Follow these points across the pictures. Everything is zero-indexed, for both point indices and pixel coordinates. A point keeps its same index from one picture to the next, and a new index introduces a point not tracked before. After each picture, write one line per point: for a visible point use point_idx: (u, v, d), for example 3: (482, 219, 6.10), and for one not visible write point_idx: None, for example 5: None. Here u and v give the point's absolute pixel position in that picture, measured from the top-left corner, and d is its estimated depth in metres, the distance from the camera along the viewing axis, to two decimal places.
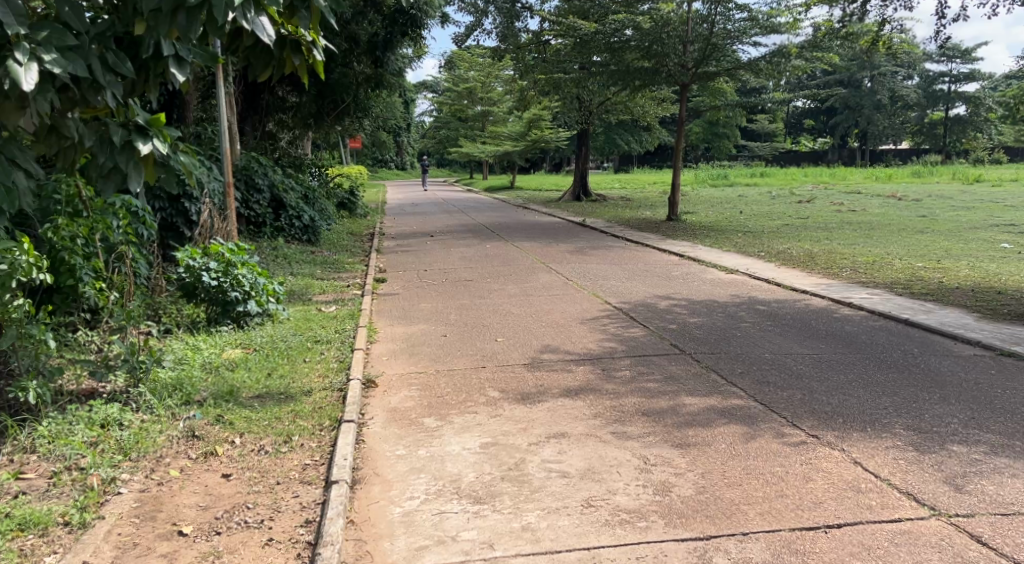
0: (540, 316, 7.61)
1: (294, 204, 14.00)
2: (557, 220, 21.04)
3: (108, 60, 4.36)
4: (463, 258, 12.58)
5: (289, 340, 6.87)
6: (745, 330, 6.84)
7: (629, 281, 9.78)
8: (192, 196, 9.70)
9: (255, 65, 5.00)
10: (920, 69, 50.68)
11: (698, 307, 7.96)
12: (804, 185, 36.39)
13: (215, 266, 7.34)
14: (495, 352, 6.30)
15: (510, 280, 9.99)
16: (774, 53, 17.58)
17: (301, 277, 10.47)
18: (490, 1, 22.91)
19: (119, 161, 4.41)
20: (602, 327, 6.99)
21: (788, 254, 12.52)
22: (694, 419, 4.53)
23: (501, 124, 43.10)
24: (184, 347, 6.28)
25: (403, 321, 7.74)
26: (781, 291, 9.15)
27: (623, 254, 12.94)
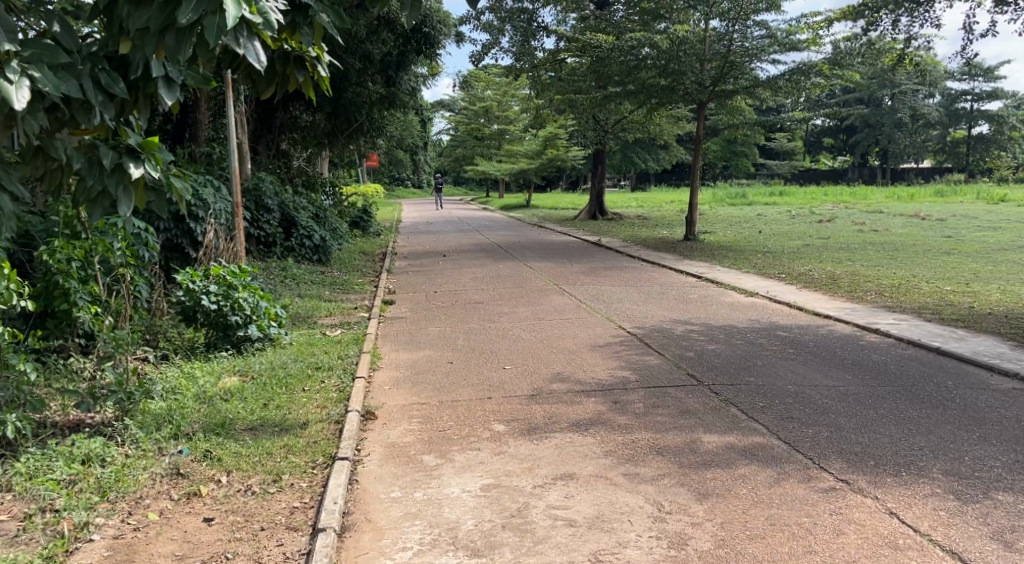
0: (550, 342, 7.32)
1: (305, 224, 13.81)
2: (573, 239, 20.77)
3: (102, 81, 4.20)
4: (475, 279, 12.32)
5: (290, 366, 6.63)
6: (765, 358, 6.51)
7: (644, 304, 9.47)
8: (198, 216, 9.48)
9: (258, 85, 4.83)
10: (942, 88, 50.10)
11: (716, 333, 7.64)
12: (824, 204, 35.93)
13: (215, 290, 7.12)
14: (502, 380, 6.02)
15: (521, 303, 9.72)
16: (794, 71, 17.31)
17: (308, 299, 10.26)
18: (507, 19, 22.84)
19: (108, 185, 4.25)
20: (616, 354, 6.69)
21: (809, 276, 12.17)
22: (713, 459, 4.22)
23: (518, 142, 43.00)
24: (178, 376, 6.07)
25: (409, 347, 7.47)
26: (803, 315, 8.81)
27: (639, 276, 12.64)
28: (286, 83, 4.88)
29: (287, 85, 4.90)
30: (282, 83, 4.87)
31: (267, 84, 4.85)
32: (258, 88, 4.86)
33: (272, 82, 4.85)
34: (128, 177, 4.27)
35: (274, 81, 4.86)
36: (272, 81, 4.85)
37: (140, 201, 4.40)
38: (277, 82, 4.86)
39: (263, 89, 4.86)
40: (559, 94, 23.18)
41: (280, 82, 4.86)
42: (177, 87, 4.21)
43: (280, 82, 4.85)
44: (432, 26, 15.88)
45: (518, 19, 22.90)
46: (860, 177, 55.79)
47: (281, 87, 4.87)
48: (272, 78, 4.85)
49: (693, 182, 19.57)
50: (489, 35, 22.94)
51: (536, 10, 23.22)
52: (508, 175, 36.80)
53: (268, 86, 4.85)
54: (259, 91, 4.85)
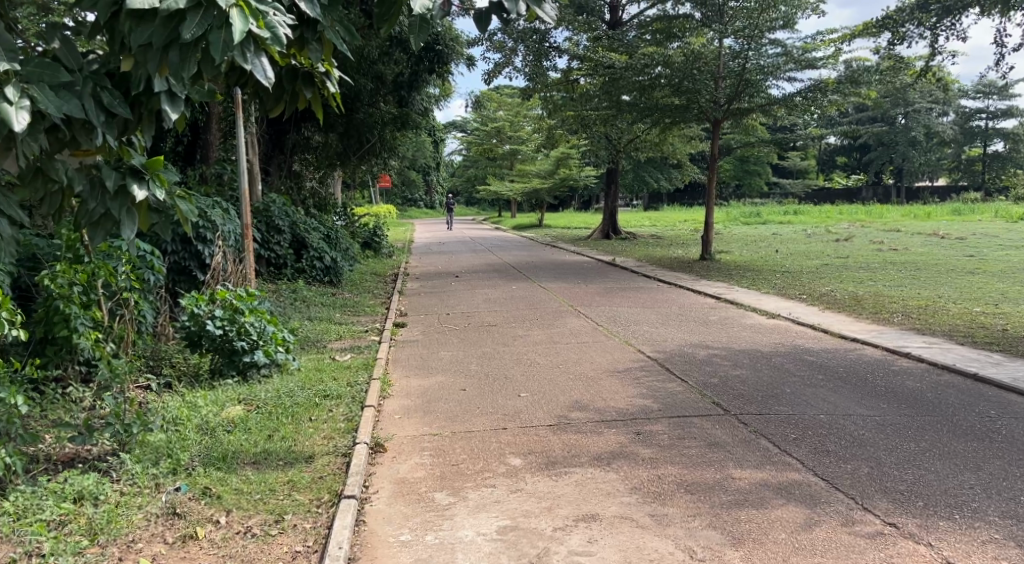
0: (568, 367, 7.05)
1: (316, 245, 13.58)
2: (587, 259, 20.51)
3: (103, 99, 3.93)
4: (487, 301, 12.05)
5: (296, 394, 6.36)
6: (794, 385, 6.21)
7: (663, 327, 9.18)
8: (206, 238, 9.28)
9: (268, 102, 4.59)
10: (957, 106, 49.73)
11: (740, 358, 7.33)
12: (840, 224, 35.54)
13: (221, 314, 6.92)
14: (518, 409, 5.75)
15: (536, 325, 9.45)
16: (811, 89, 17.07)
17: (318, 322, 10.03)
18: (519, 39, 22.79)
19: (111, 209, 4.00)
20: (637, 381, 6.40)
21: (831, 297, 11.85)
22: (746, 497, 3.93)
23: (530, 162, 42.93)
24: (180, 406, 5.83)
25: (420, 373, 7.21)
26: (828, 338, 8.49)
27: (656, 297, 12.35)
28: (295, 99, 4.66)
29: (296, 102, 4.68)
30: (291, 100, 4.65)
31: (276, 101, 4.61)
32: (267, 107, 4.62)
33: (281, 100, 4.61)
34: (131, 199, 4.01)
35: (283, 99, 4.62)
36: (281, 98, 4.61)
37: (144, 223, 4.14)
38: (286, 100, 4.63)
39: (272, 107, 4.62)
40: (572, 113, 23.05)
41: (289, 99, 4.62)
42: (181, 100, 3.97)
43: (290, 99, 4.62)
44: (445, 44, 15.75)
45: (530, 40, 22.84)
46: (875, 196, 55.34)
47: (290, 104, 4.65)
48: (281, 94, 4.61)
49: (709, 201, 19.28)
50: (501, 55, 22.88)
51: (549, 30, 23.16)
52: (521, 195, 36.67)
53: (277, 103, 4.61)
54: (268, 110, 4.62)
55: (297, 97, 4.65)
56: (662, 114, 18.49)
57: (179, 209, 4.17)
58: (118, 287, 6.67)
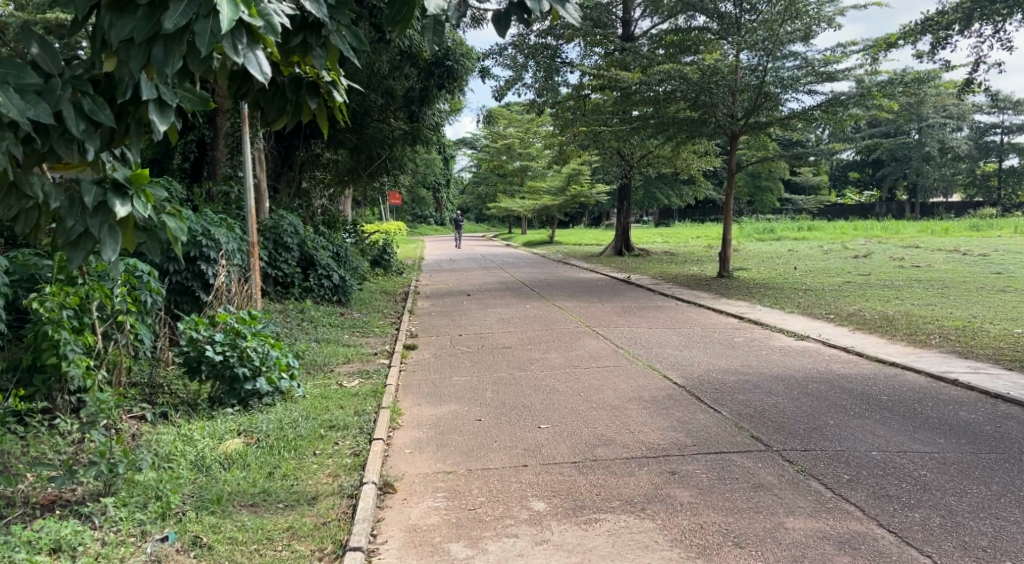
0: (589, 395, 6.60)
1: (324, 263, 13.17)
2: (600, 276, 20.06)
3: (84, 107, 3.52)
4: (501, 321, 11.61)
5: (300, 426, 5.92)
6: (837, 415, 5.75)
7: (688, 350, 8.72)
8: (209, 257, 8.87)
9: (268, 114, 4.19)
10: (971, 121, 49.29)
11: (774, 385, 6.88)
12: (856, 240, 35.00)
13: (221, 338, 6.49)
14: (539, 442, 5.31)
15: (553, 348, 9.01)
16: (833, 102, 16.57)
17: (324, 344, 9.62)
18: (530, 55, 22.44)
19: (89, 226, 3.56)
20: (666, 411, 5.95)
21: (860, 317, 11.36)
22: (803, 553, 3.53)
23: (540, 178, 42.61)
24: (173, 438, 5.42)
25: (433, 401, 6.73)
26: (864, 362, 8.02)
27: (675, 317, 11.88)
28: (301, 113, 4.23)
29: (301, 115, 4.25)
30: (295, 114, 4.23)
31: (279, 113, 4.20)
32: (270, 119, 4.21)
33: (285, 112, 4.20)
34: (113, 216, 3.58)
35: (286, 113, 4.21)
36: (284, 110, 4.20)
37: (128, 242, 3.71)
38: (290, 111, 4.20)
39: (276, 120, 4.22)
40: (583, 128, 22.68)
41: (292, 111, 4.20)
42: (171, 110, 3.56)
43: (293, 112, 4.19)
44: (456, 59, 15.20)
45: (541, 55, 22.45)
46: (889, 212, 54.79)
47: (294, 118, 4.23)
48: (283, 105, 4.19)
49: (727, 217, 18.77)
50: (512, 71, 22.54)
51: (559, 45, 22.84)
52: (531, 212, 36.29)
53: (280, 116, 4.21)
54: (269, 122, 4.21)
55: (302, 109, 4.22)
56: (677, 129, 18.07)
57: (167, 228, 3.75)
58: (114, 310, 6.27)
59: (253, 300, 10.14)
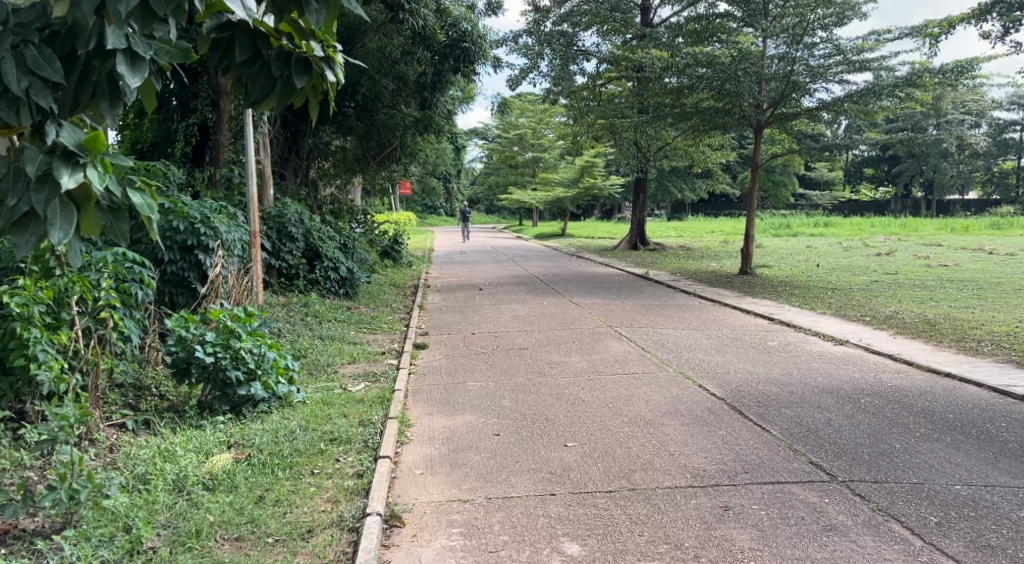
0: (618, 408, 5.93)
1: (331, 254, 12.53)
2: (616, 272, 19.31)
3: (28, 57, 2.65)
4: (516, 319, 10.96)
5: (298, 438, 5.30)
6: (903, 437, 5.09)
7: (720, 356, 8.04)
8: (206, 247, 8.23)
9: (250, 93, 3.48)
10: (991, 118, 48.41)
11: (822, 397, 6.23)
12: (874, 236, 34.17)
13: (213, 338, 5.83)
14: (568, 466, 4.69)
15: (575, 350, 8.36)
16: (863, 92, 15.76)
17: (329, 341, 9.00)
18: (545, 42, 21.70)
19: (30, 203, 2.58)
20: (708, 429, 5.31)
21: (899, 320, 10.63)
22: None
23: (553, 170, 41.84)
24: (154, 453, 4.79)
25: (445, 411, 6.09)
26: (915, 372, 7.33)
27: (700, 317, 11.20)
28: (291, 96, 3.51)
29: (290, 99, 3.53)
30: (283, 97, 3.49)
31: (263, 93, 3.48)
32: (254, 100, 3.50)
33: (270, 92, 3.48)
34: (62, 190, 2.61)
35: (272, 94, 3.49)
36: (270, 91, 3.49)
37: (90, 228, 2.72)
38: (277, 92, 3.48)
39: (260, 100, 3.50)
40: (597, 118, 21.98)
41: (279, 91, 3.47)
42: (145, 64, 2.78)
43: (281, 92, 3.47)
44: (473, 40, 14.29)
45: (557, 43, 21.76)
46: (905, 209, 53.88)
47: (280, 102, 3.49)
48: (269, 84, 3.49)
49: (749, 211, 18.00)
50: (526, 58, 21.81)
51: (576, 33, 22.16)
52: (543, 204, 35.58)
53: (264, 97, 3.48)
54: (252, 103, 3.50)
55: (291, 91, 3.50)
56: (699, 119, 17.30)
57: (135, 204, 2.74)
58: (94, 305, 5.63)
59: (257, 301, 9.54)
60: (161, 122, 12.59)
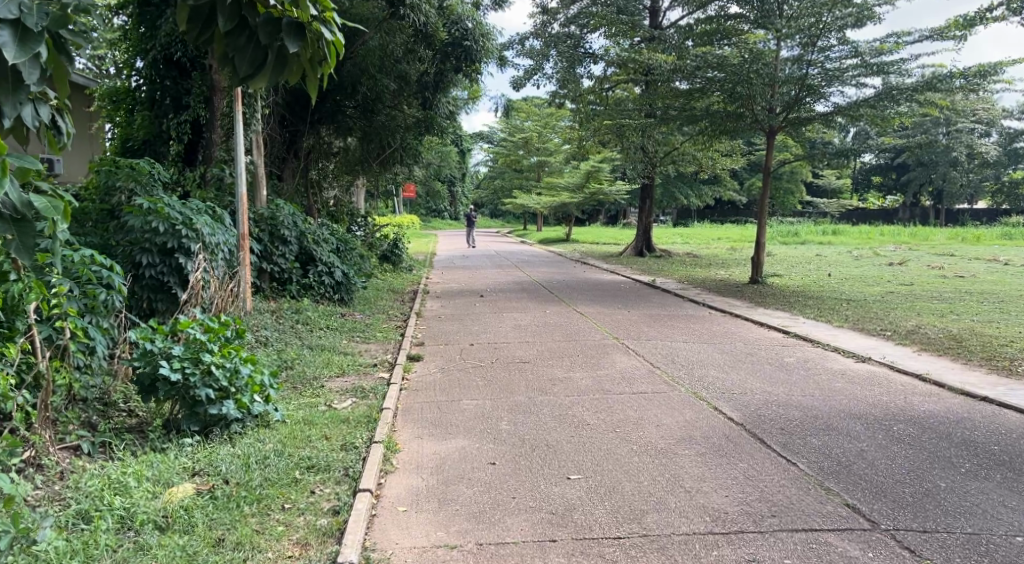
0: (627, 433, 5.39)
1: (325, 258, 12.03)
2: (622, 279, 18.74)
3: None
4: (516, 329, 10.39)
5: (271, 463, 4.77)
6: (948, 474, 4.55)
7: (735, 374, 7.48)
8: (187, 249, 7.72)
9: (240, 66, 3.39)
10: (1000, 126, 47.86)
11: (850, 423, 5.68)
12: (884, 245, 33.55)
13: (181, 352, 5.31)
14: (571, 504, 4.18)
15: (579, 365, 7.82)
16: (881, 97, 15.11)
17: (318, 352, 8.48)
18: (551, 44, 21.26)
19: None
20: (728, 460, 4.77)
21: (922, 335, 10.08)
22: None
23: (558, 174, 41.24)
24: (101, 481, 4.27)
25: (436, 433, 5.55)
26: (947, 396, 6.77)
27: (711, 328, 10.64)
28: (284, 67, 3.43)
29: (284, 72, 3.44)
30: (277, 70, 3.42)
31: (254, 66, 3.41)
32: (244, 75, 3.42)
33: (261, 64, 3.41)
34: None
35: (264, 68, 3.42)
36: (262, 63, 3.42)
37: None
38: (269, 63, 3.40)
39: (251, 74, 3.42)
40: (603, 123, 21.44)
41: (272, 62, 3.40)
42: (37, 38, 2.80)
43: (274, 64, 3.40)
44: (475, 40, 14.26)
45: (564, 45, 21.35)
46: (912, 217, 53.32)
47: (274, 75, 3.42)
48: (259, 56, 3.41)
49: (760, 218, 17.41)
50: (532, 61, 21.33)
51: (583, 35, 21.66)
52: (548, 209, 35.02)
53: (256, 70, 3.41)
54: (242, 77, 3.41)
55: (284, 62, 3.42)
56: (709, 123, 16.70)
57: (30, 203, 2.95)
58: (50, 314, 5.11)
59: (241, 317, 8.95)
60: (153, 119, 11.89)
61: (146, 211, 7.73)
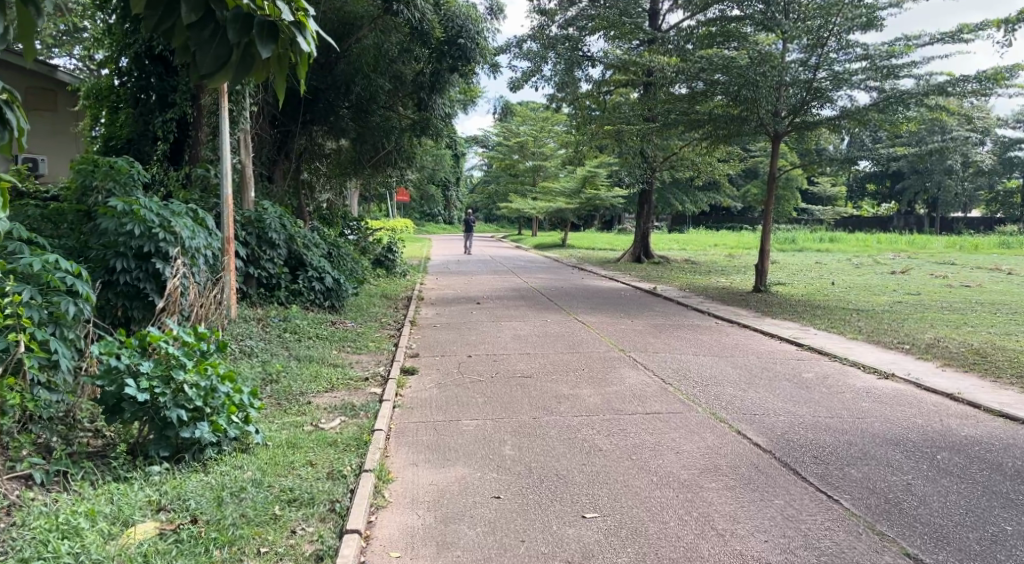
0: (644, 462, 4.86)
1: (316, 263, 11.50)
2: (622, 287, 18.19)
3: None
4: (516, 339, 9.86)
5: (249, 496, 4.25)
6: (1011, 515, 4.09)
7: (754, 392, 6.94)
8: (165, 254, 7.18)
9: (202, 64, 3.11)
10: (996, 135, 47.57)
11: (889, 450, 5.19)
12: (883, 253, 33.15)
13: (150, 370, 4.73)
14: (589, 551, 3.72)
15: (585, 381, 7.29)
16: (891, 100, 14.39)
17: (305, 364, 7.93)
18: (550, 45, 20.70)
19: None
20: (761, 495, 4.29)
21: (943, 349, 9.59)
22: None
23: (553, 179, 40.67)
24: (49, 517, 3.73)
25: (435, 460, 5.02)
26: (984, 418, 6.26)
27: (721, 340, 10.14)
28: (250, 65, 3.18)
29: (249, 70, 3.18)
30: (241, 68, 3.17)
31: (217, 64, 3.13)
32: (205, 71, 3.13)
33: (224, 63, 3.14)
34: None
35: (227, 65, 3.15)
36: (225, 61, 3.15)
37: None
38: (234, 62, 3.14)
39: (213, 73, 3.14)
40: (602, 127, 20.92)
41: (237, 61, 3.14)
42: None
43: (239, 64, 3.14)
44: (470, 37, 13.74)
45: (562, 46, 20.73)
46: (907, 224, 52.95)
47: (238, 74, 3.16)
48: (222, 52, 3.13)
49: (765, 225, 16.88)
50: (529, 63, 20.81)
51: (581, 37, 20.93)
52: (543, 214, 34.41)
53: (218, 68, 3.14)
54: (202, 75, 3.13)
55: (250, 60, 3.16)
56: (713, 127, 16.14)
57: None
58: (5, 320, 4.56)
59: (221, 328, 8.31)
60: (138, 117, 11.23)
61: (119, 212, 7.12)
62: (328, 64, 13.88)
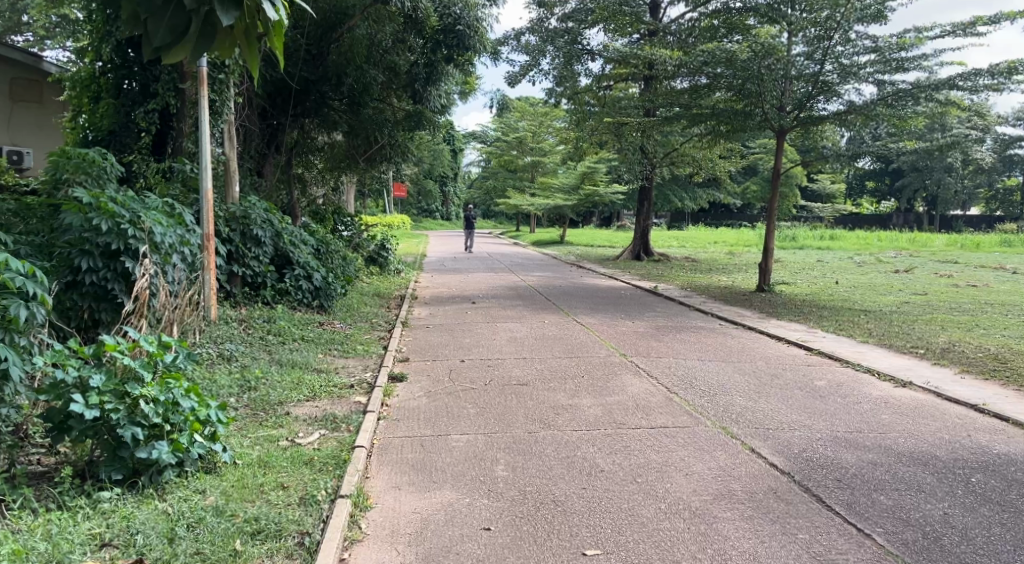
0: (651, 486, 4.38)
1: (302, 261, 11.00)
2: (622, 285, 17.64)
3: None
4: (512, 343, 9.38)
5: (206, 527, 3.78)
6: None
7: (766, 403, 6.48)
8: (134, 251, 6.71)
9: (156, 34, 3.24)
10: (997, 132, 47.01)
11: (918, 472, 4.72)
12: (885, 251, 32.65)
13: (100, 383, 4.26)
14: None
15: (585, 389, 6.81)
16: (899, 94, 13.97)
17: (287, 369, 7.45)
18: (548, 38, 20.16)
19: None
20: (783, 527, 3.84)
21: (959, 354, 9.13)
22: None
23: (551, 175, 40.07)
24: None
25: (420, 482, 4.56)
26: (1014, 433, 5.80)
27: (727, 344, 9.66)
28: (209, 36, 3.30)
29: (208, 39, 3.30)
30: (201, 39, 3.29)
31: (173, 35, 3.26)
32: (161, 41, 3.27)
33: (182, 34, 3.27)
34: None
35: (186, 36, 3.28)
36: (182, 31, 3.27)
37: None
38: (192, 33, 3.27)
39: (170, 43, 3.28)
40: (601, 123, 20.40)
41: (194, 31, 3.26)
42: None
43: (196, 34, 3.27)
44: (468, 25, 13.14)
45: (560, 40, 20.18)
46: (907, 222, 52.46)
47: (197, 45, 3.29)
48: (180, 23, 3.26)
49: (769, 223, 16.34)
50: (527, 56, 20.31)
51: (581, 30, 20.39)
52: (542, 211, 33.83)
53: (175, 39, 3.27)
54: (158, 45, 3.27)
55: (209, 30, 3.28)
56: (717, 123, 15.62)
57: None
58: None
59: (198, 331, 7.84)
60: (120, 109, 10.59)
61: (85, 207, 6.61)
62: (320, 56, 13.38)
